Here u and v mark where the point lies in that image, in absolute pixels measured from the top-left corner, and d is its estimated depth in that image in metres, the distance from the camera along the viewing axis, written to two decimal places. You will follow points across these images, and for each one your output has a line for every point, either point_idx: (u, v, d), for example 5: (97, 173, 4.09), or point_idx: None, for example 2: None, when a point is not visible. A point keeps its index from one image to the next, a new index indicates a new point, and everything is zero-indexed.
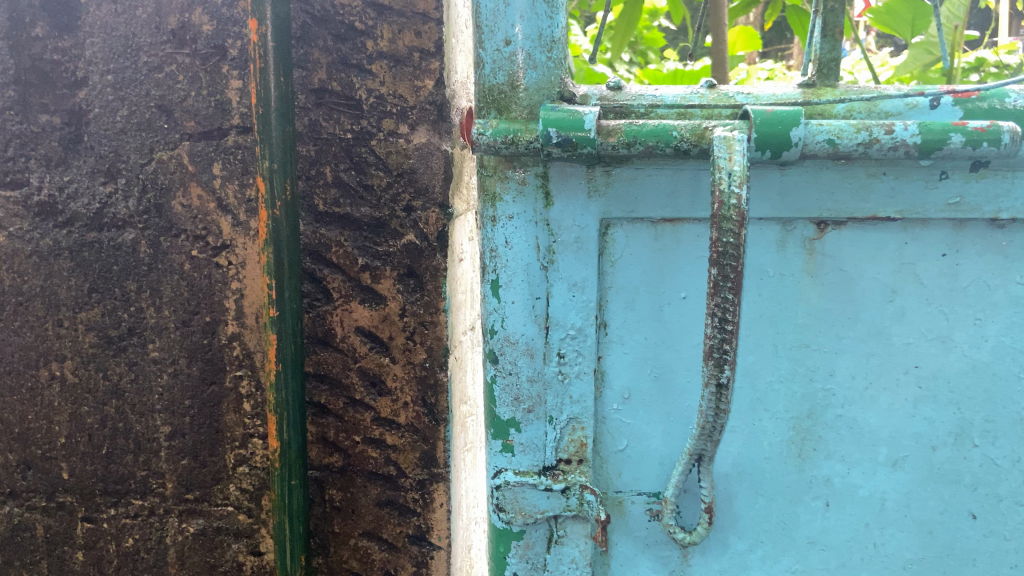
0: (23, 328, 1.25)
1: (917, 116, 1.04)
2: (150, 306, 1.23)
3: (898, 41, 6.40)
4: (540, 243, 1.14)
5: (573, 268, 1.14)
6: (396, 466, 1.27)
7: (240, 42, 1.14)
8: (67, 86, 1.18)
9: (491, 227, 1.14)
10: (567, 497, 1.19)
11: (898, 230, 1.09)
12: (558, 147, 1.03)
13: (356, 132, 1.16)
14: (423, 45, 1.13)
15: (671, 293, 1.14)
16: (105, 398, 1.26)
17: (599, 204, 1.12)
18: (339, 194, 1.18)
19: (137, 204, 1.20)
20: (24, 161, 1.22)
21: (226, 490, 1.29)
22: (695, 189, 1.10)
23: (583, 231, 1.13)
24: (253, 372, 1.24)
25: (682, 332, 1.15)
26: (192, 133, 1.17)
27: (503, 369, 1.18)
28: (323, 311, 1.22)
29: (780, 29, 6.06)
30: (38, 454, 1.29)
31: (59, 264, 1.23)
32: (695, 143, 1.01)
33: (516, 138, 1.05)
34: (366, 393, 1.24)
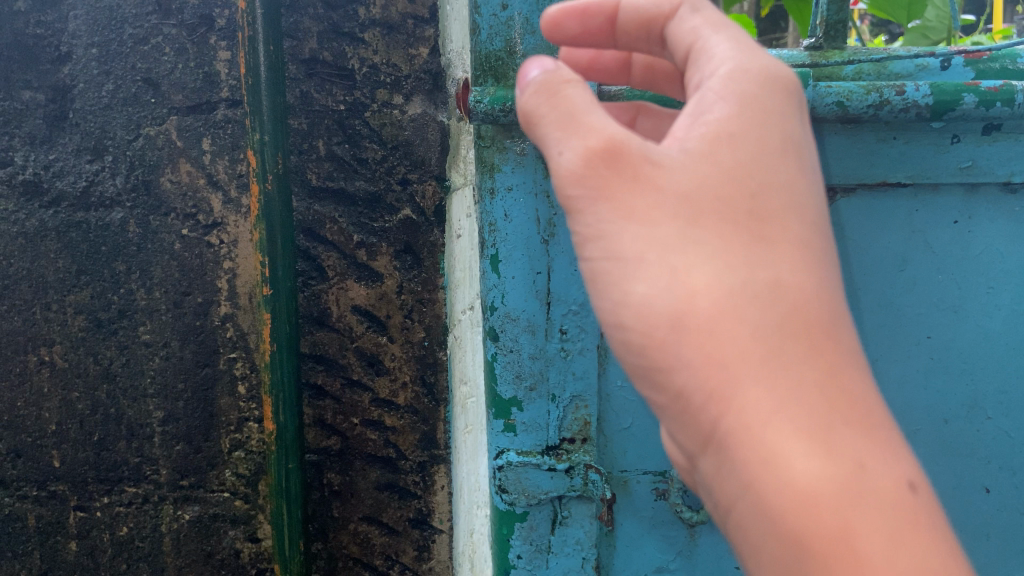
0: (10, 312, 1.21)
1: (928, 77, 1.01)
2: (140, 287, 1.19)
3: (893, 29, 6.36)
4: (540, 216, 1.10)
5: None
6: (396, 448, 1.24)
7: (228, 12, 1.11)
8: (51, 61, 1.15)
9: (489, 199, 1.11)
10: (572, 477, 1.16)
11: (909, 197, 1.06)
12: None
13: (349, 103, 1.12)
14: (417, 12, 1.12)
15: None
16: (96, 383, 1.23)
17: None
18: (333, 168, 1.14)
19: (124, 182, 1.17)
20: (8, 140, 1.18)
21: (222, 475, 1.26)
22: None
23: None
24: (247, 354, 1.21)
25: None
26: (180, 107, 1.14)
27: (504, 347, 1.15)
28: (318, 289, 1.18)
29: None
30: (29, 441, 1.25)
31: (46, 246, 1.19)
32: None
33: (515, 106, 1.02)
34: (364, 373, 1.21)
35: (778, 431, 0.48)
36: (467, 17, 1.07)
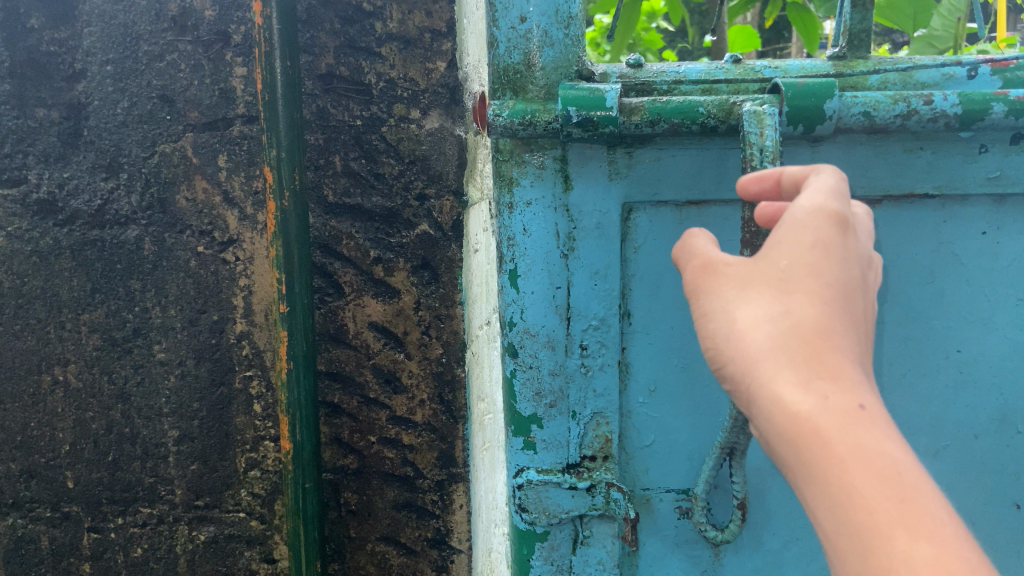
0: (24, 331, 1.20)
1: (954, 87, 0.99)
2: (155, 306, 1.18)
3: (898, 38, 6.35)
4: (560, 229, 1.09)
5: (594, 255, 1.09)
6: (414, 466, 1.22)
7: (243, 28, 1.10)
8: (65, 79, 1.14)
9: (508, 214, 1.09)
10: (593, 496, 1.14)
11: (936, 208, 1.04)
12: (578, 126, 0.99)
13: (366, 118, 1.11)
14: (434, 25, 1.11)
15: None
16: (111, 402, 1.21)
17: (621, 187, 1.07)
18: (349, 184, 1.13)
19: (140, 200, 1.16)
20: (22, 158, 1.17)
21: (237, 495, 1.24)
22: (722, 170, 1.05)
23: (604, 215, 1.08)
24: (263, 372, 1.20)
25: None
26: (196, 124, 1.13)
27: (524, 363, 1.13)
28: (335, 306, 1.17)
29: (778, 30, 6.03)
30: (42, 462, 1.24)
31: (60, 264, 1.18)
32: (723, 120, 0.96)
33: (534, 119, 1.01)
34: (381, 391, 1.19)
35: (839, 444, 0.52)
36: (485, 31, 1.06)
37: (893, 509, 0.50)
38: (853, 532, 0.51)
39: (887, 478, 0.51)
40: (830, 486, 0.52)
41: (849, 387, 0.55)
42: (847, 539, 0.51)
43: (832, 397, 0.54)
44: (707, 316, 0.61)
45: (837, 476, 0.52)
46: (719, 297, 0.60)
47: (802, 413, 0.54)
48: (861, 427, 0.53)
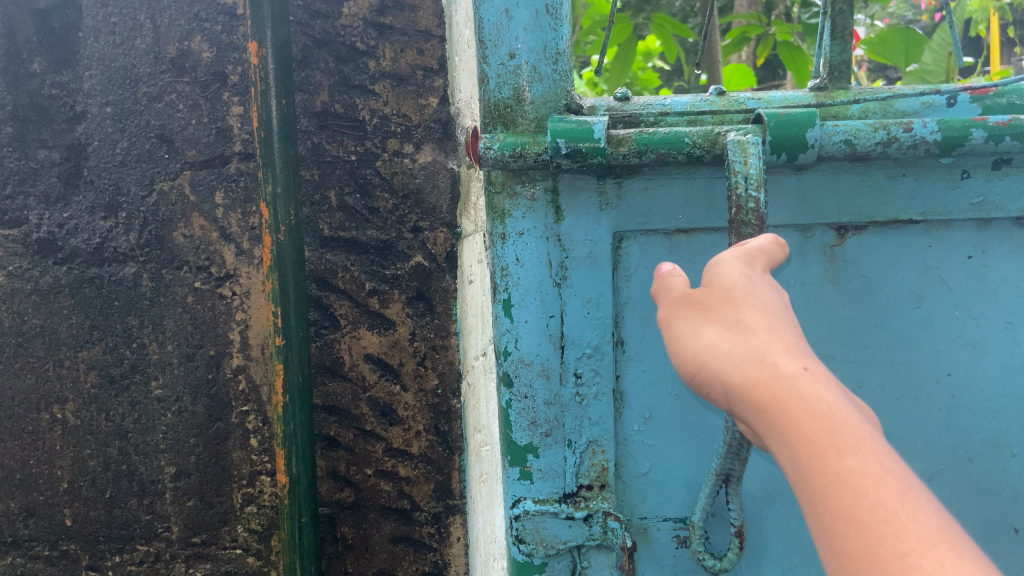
0: (23, 370, 1.21)
1: (934, 114, 1.02)
2: (153, 342, 1.19)
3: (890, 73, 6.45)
4: (552, 259, 1.11)
5: (586, 284, 1.11)
6: (410, 499, 1.22)
7: (240, 69, 1.13)
8: (66, 120, 1.17)
9: (501, 244, 1.11)
10: (590, 525, 1.14)
11: (921, 233, 1.06)
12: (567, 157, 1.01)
13: (360, 153, 1.14)
14: (426, 63, 1.13)
15: None
16: (108, 439, 1.22)
17: (611, 217, 1.09)
18: (345, 219, 1.15)
19: (139, 237, 1.18)
20: (23, 199, 1.19)
21: (234, 531, 1.24)
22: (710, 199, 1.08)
23: (595, 245, 1.10)
24: (260, 407, 1.19)
25: None
26: (194, 162, 1.15)
27: (519, 393, 1.14)
28: (331, 339, 1.18)
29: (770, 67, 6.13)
30: (40, 500, 1.24)
31: (59, 302, 1.20)
32: (708, 149, 0.99)
33: (524, 151, 1.04)
34: (377, 423, 1.20)
35: (789, 398, 0.60)
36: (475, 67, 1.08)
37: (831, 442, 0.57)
38: (802, 463, 0.57)
39: (827, 419, 0.58)
40: (783, 432, 0.59)
41: (792, 357, 0.62)
42: (799, 471, 0.58)
43: (779, 365, 0.62)
44: (678, 338, 0.68)
45: (787, 422, 0.59)
46: (686, 321, 0.68)
47: (758, 381, 0.61)
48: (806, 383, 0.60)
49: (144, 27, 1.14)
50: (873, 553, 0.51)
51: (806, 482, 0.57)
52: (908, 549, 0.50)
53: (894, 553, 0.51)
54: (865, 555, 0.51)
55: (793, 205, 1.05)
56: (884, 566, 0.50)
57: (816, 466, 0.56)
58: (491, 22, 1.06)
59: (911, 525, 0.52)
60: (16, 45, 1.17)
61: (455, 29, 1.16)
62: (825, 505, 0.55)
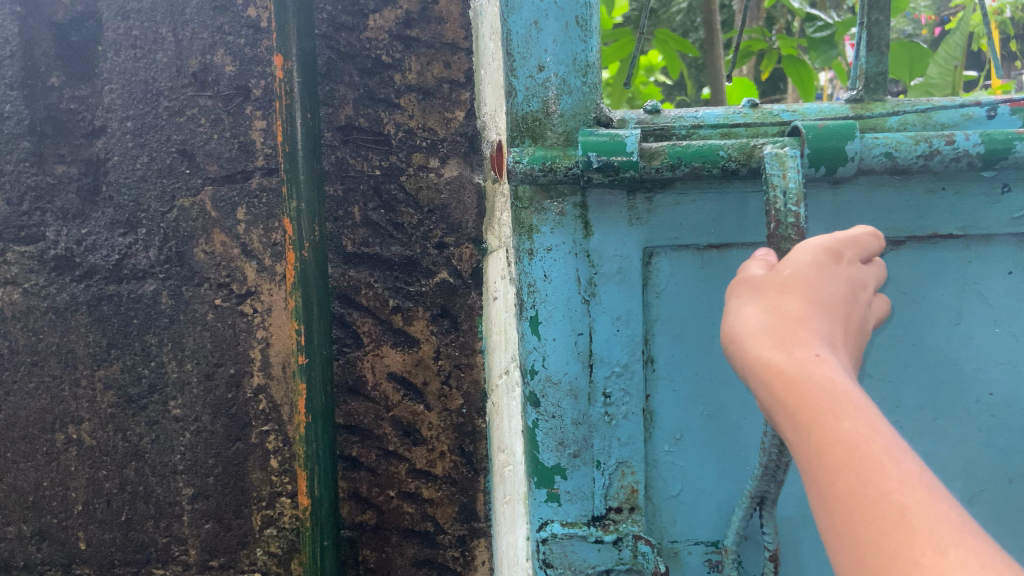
0: (38, 390, 1.18)
1: (973, 127, 1.00)
2: (171, 360, 1.17)
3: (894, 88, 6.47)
4: (581, 275, 1.08)
5: (616, 300, 1.08)
6: (434, 521, 1.19)
7: (263, 82, 1.12)
8: (86, 135, 1.15)
9: (528, 260, 1.09)
10: (620, 549, 1.10)
11: (961, 248, 1.03)
12: (598, 171, 0.99)
13: (385, 167, 1.12)
14: (453, 76, 1.11)
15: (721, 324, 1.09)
16: (125, 460, 1.19)
17: (641, 232, 1.07)
18: (368, 234, 1.13)
19: (158, 254, 1.16)
20: (40, 215, 1.17)
21: (253, 554, 1.21)
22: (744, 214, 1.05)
23: (625, 260, 1.08)
24: (281, 427, 1.18)
25: None
26: (215, 177, 1.14)
27: (546, 412, 1.10)
28: (353, 357, 1.15)
29: (774, 82, 6.14)
30: (54, 523, 1.21)
31: (76, 320, 1.17)
32: (744, 163, 0.96)
33: (554, 164, 1.01)
34: (400, 443, 1.17)
35: (798, 374, 0.60)
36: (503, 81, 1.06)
37: (837, 412, 0.57)
38: (801, 428, 0.59)
39: (829, 388, 0.59)
40: (787, 403, 0.60)
41: (809, 340, 0.62)
42: (801, 440, 0.59)
43: (796, 348, 0.62)
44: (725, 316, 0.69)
45: (791, 394, 0.60)
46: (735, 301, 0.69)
47: (773, 362, 0.62)
48: (817, 362, 0.60)
49: (166, 40, 1.13)
50: (862, 499, 0.53)
51: (805, 444, 0.58)
52: (892, 491, 0.53)
53: (880, 501, 0.53)
54: (855, 502, 0.54)
55: (828, 219, 1.03)
56: (873, 515, 0.52)
57: (813, 428, 0.58)
58: (520, 35, 1.05)
59: (898, 473, 0.53)
60: (34, 58, 1.15)
61: (481, 42, 1.14)
62: (821, 463, 0.56)
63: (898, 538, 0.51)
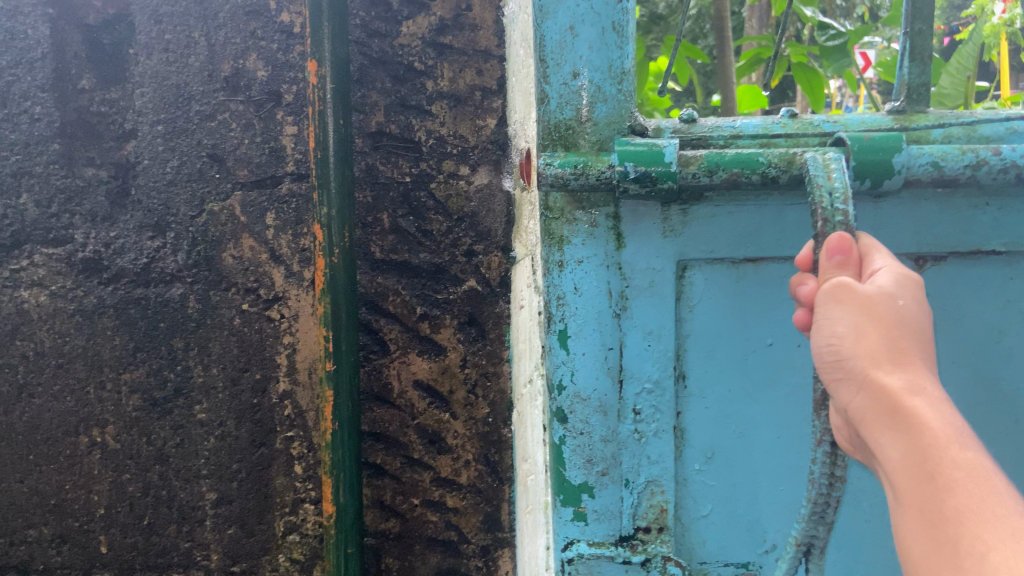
0: (63, 392, 1.18)
1: (1019, 140, 0.99)
2: (197, 364, 1.17)
3: None
4: (612, 289, 1.07)
5: (648, 315, 1.07)
6: (457, 530, 1.18)
7: (295, 87, 1.12)
8: (115, 138, 1.15)
9: (558, 272, 1.07)
10: (648, 570, 1.09)
11: (1001, 265, 1.03)
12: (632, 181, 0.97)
13: (415, 175, 1.11)
14: (485, 84, 1.11)
15: (756, 339, 1.07)
16: (149, 464, 1.19)
17: (675, 245, 1.05)
18: (397, 241, 1.12)
19: (186, 258, 1.15)
20: (69, 217, 1.17)
21: (275, 560, 1.20)
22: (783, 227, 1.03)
23: (657, 274, 1.06)
24: (306, 433, 1.18)
25: (769, 381, 1.08)
26: (245, 182, 1.14)
27: (573, 429, 1.09)
28: (380, 363, 1.15)
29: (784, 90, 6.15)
30: (76, 526, 1.21)
31: (103, 323, 1.17)
32: (785, 170, 0.95)
33: (586, 168, 1.00)
34: (425, 452, 1.16)
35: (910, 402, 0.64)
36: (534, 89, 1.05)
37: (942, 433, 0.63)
38: (909, 446, 0.64)
39: (944, 425, 0.63)
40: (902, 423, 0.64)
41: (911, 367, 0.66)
42: (905, 459, 0.64)
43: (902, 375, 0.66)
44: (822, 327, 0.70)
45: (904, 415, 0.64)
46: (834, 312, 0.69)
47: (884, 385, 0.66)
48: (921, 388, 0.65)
49: (199, 44, 1.13)
50: (966, 515, 0.60)
51: (911, 461, 0.63)
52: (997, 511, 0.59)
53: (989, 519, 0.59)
54: (955, 517, 0.60)
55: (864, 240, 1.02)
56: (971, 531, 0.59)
57: (928, 449, 0.63)
58: (554, 40, 1.03)
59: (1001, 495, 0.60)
60: (65, 61, 1.15)
61: (513, 50, 1.14)
62: (931, 479, 0.62)
63: (977, 522, 0.59)
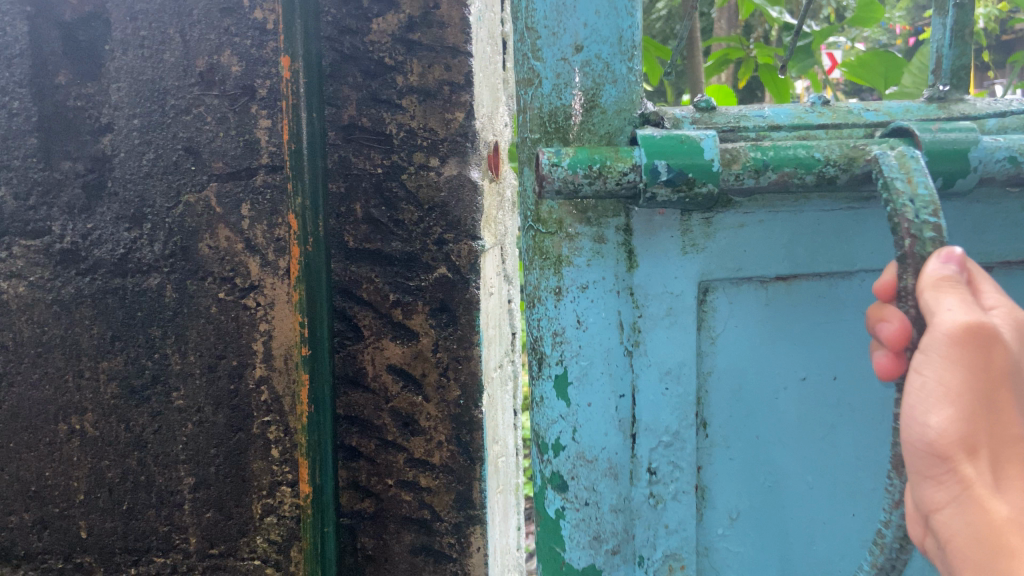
0: (42, 380, 1.21)
1: None
2: (175, 352, 1.20)
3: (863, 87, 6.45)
4: (623, 320, 1.03)
5: (664, 350, 1.02)
6: (431, 509, 1.22)
7: (269, 82, 1.15)
8: (92, 132, 1.18)
9: (556, 301, 1.04)
10: None
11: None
12: (668, 186, 0.86)
13: (387, 166, 1.15)
14: (453, 79, 1.14)
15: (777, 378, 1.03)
16: (127, 450, 1.22)
17: (697, 260, 1.01)
18: (370, 230, 1.17)
19: (163, 248, 1.19)
20: (47, 210, 1.20)
21: (253, 543, 1.23)
22: (848, 240, 1.00)
23: (676, 298, 1.01)
24: (282, 417, 1.20)
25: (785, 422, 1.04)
26: (220, 174, 1.17)
27: (577, 493, 1.05)
28: (354, 349, 1.20)
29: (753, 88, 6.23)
30: (55, 512, 1.23)
31: (81, 312, 1.20)
32: (844, 168, 0.87)
33: (605, 169, 0.87)
34: (399, 434, 1.21)
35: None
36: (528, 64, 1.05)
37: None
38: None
39: None
40: None
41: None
42: None
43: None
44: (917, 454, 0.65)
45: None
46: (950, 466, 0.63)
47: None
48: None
49: (174, 41, 1.16)
50: None
51: None
52: None
53: None
54: None
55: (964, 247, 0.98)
56: None
57: None
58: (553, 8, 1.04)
59: None
60: (42, 57, 1.18)
61: (478, 47, 1.18)
62: None
63: None
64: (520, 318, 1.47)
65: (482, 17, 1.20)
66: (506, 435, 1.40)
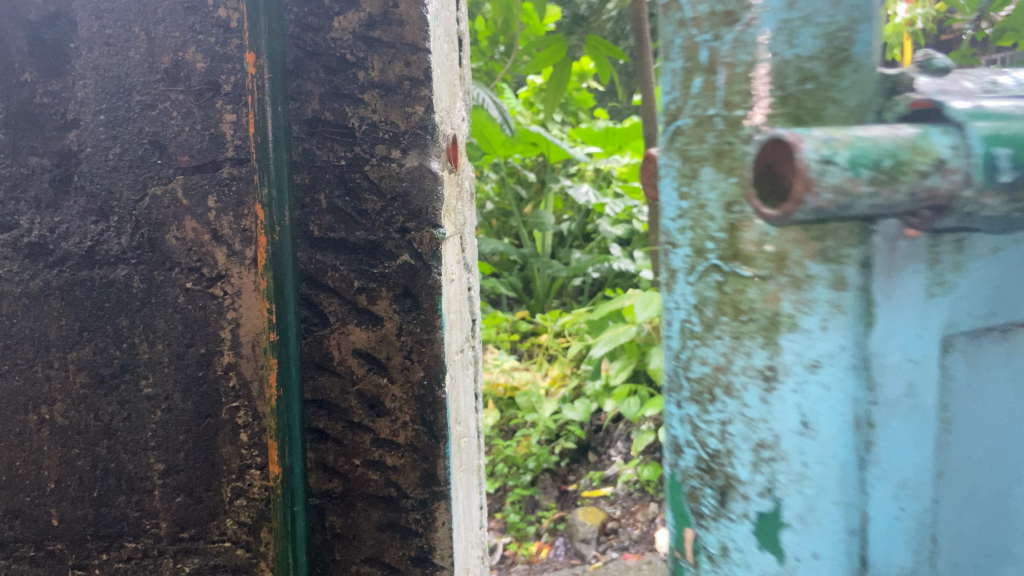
0: (12, 372, 1.25)
1: None
2: (143, 342, 1.23)
3: None
4: (858, 412, 0.54)
5: (908, 451, 0.55)
6: (397, 487, 1.27)
7: (234, 78, 1.18)
8: (58, 128, 1.21)
9: (743, 391, 0.58)
10: None
11: None
12: (1006, 192, 0.48)
13: (350, 158, 1.20)
14: (413, 74, 1.18)
15: None
16: (97, 438, 1.25)
17: (948, 307, 0.54)
18: (334, 220, 1.21)
19: (130, 240, 1.22)
20: (15, 204, 1.23)
21: (223, 525, 1.27)
22: None
23: (919, 366, 0.55)
24: (250, 402, 1.24)
25: None
26: (186, 167, 1.20)
27: None
28: (320, 334, 1.24)
29: None
30: (27, 500, 1.28)
31: (49, 305, 1.24)
32: None
33: (903, 169, 0.46)
34: (365, 415, 1.26)
35: None
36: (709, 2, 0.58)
37: None
38: None
39: None
40: None
41: None
42: None
43: None
44: None
45: None
46: None
47: None
48: None
49: (139, 38, 1.19)
50: None
51: None
52: None
53: None
54: None
55: None
56: None
57: None
58: None
59: None
60: (9, 56, 1.21)
61: (436, 43, 1.22)
62: None
63: None
64: (481, 305, 1.53)
65: (439, 15, 1.25)
66: (468, 417, 1.46)
